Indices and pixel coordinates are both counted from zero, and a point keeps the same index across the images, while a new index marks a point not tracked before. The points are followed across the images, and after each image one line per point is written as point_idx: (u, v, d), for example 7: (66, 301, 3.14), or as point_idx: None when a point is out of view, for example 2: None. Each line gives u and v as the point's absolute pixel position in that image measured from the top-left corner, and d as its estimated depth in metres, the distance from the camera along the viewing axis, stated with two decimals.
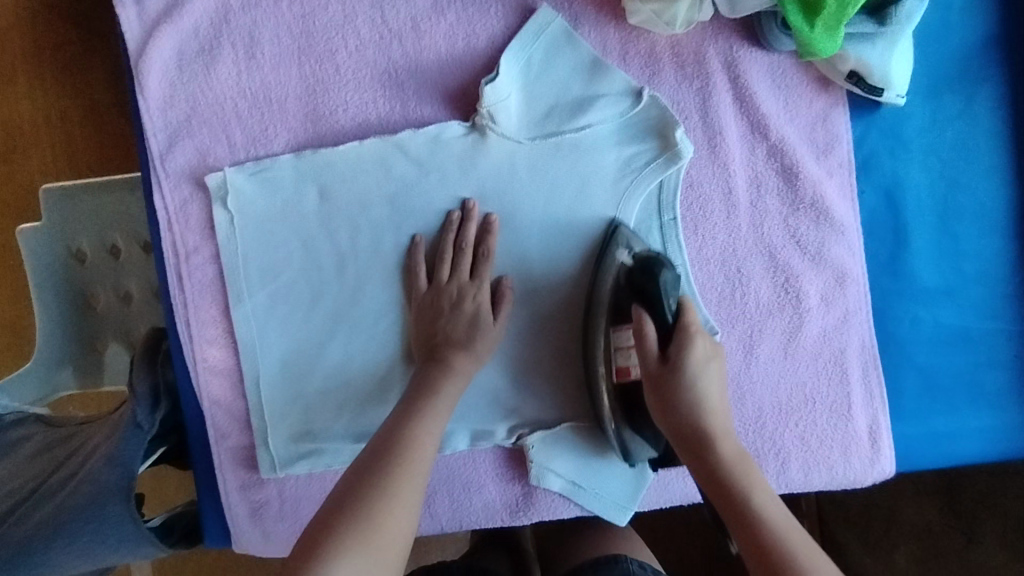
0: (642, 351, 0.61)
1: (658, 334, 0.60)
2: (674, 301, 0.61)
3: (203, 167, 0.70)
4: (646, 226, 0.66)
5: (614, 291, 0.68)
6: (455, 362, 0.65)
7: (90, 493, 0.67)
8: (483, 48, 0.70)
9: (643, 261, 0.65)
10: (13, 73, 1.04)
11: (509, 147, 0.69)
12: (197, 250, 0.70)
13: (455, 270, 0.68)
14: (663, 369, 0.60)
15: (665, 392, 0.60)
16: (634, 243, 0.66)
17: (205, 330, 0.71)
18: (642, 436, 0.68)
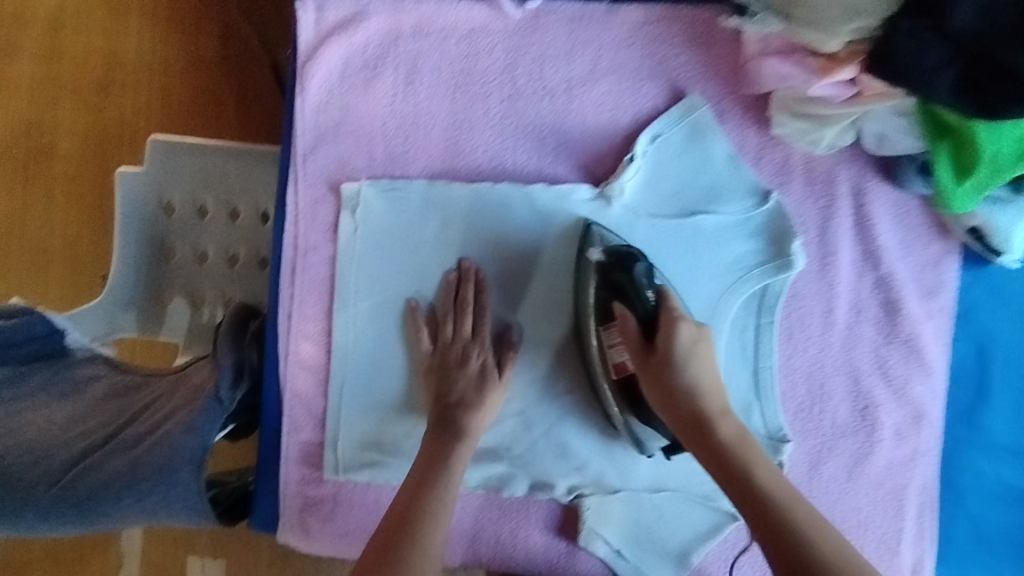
0: (657, 393, 0.62)
1: (668, 378, 0.61)
2: (671, 342, 0.62)
3: (340, 174, 0.73)
4: (624, 269, 0.67)
5: (600, 267, 0.69)
6: (466, 425, 0.66)
7: (165, 457, 0.70)
8: (627, 122, 0.72)
9: (623, 291, 0.66)
10: (133, 15, 1.12)
11: (629, 219, 0.72)
12: (316, 249, 0.73)
13: (459, 328, 0.70)
14: (682, 410, 0.60)
15: (688, 430, 0.60)
16: (610, 278, 0.68)
17: (304, 326, 0.73)
18: (653, 429, 0.68)
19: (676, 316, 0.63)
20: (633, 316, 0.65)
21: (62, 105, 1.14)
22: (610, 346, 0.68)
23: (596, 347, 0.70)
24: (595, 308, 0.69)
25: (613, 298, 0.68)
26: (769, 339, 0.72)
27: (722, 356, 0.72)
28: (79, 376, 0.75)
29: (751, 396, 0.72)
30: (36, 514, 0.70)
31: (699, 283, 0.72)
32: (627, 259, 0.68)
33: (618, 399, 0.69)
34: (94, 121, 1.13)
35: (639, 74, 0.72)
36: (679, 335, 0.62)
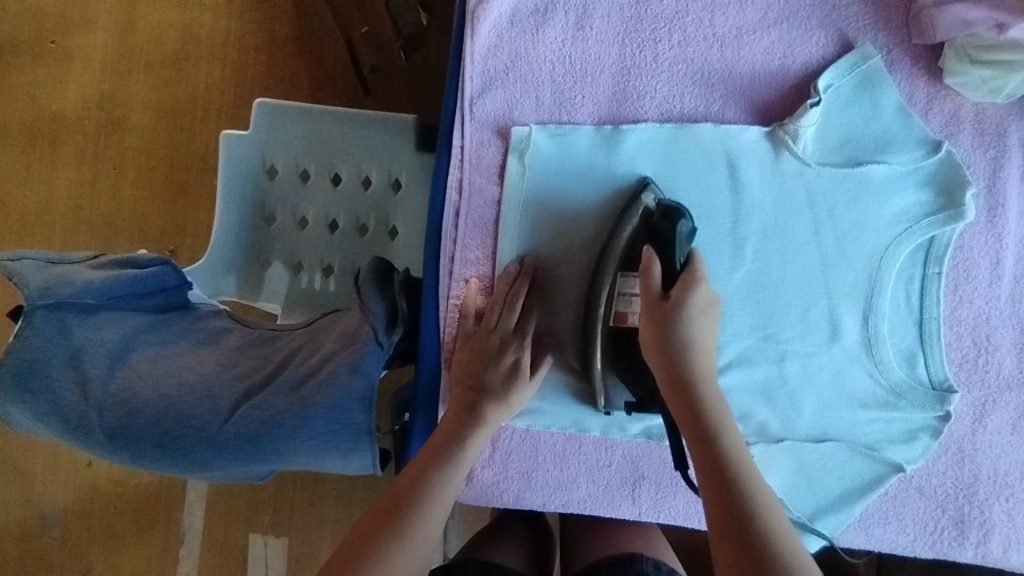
0: (655, 349, 0.64)
1: (668, 327, 0.63)
2: (688, 295, 0.63)
3: (508, 119, 0.73)
4: (667, 218, 0.67)
5: (624, 252, 0.69)
6: (486, 412, 0.66)
7: (334, 398, 0.69)
8: (796, 72, 0.72)
9: (660, 239, 0.67)
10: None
11: (799, 166, 0.71)
12: (480, 192, 0.73)
13: (506, 315, 0.69)
14: (675, 369, 0.62)
15: (676, 395, 0.62)
16: (652, 227, 0.68)
17: (466, 270, 0.73)
18: (625, 385, 0.70)
19: (701, 278, 0.64)
20: (658, 260, 0.65)
21: (166, 92, 1.34)
22: (623, 292, 0.68)
23: (601, 337, 0.69)
24: (625, 244, 0.69)
25: (645, 240, 0.68)
26: (936, 289, 0.72)
27: (888, 306, 0.72)
28: (209, 328, 0.81)
29: (915, 346, 0.72)
30: (210, 450, 0.70)
31: (865, 231, 0.72)
32: (672, 211, 0.68)
33: (604, 354, 0.69)
34: (184, 110, 1.33)
35: (810, 23, 0.72)
36: (697, 292, 0.63)
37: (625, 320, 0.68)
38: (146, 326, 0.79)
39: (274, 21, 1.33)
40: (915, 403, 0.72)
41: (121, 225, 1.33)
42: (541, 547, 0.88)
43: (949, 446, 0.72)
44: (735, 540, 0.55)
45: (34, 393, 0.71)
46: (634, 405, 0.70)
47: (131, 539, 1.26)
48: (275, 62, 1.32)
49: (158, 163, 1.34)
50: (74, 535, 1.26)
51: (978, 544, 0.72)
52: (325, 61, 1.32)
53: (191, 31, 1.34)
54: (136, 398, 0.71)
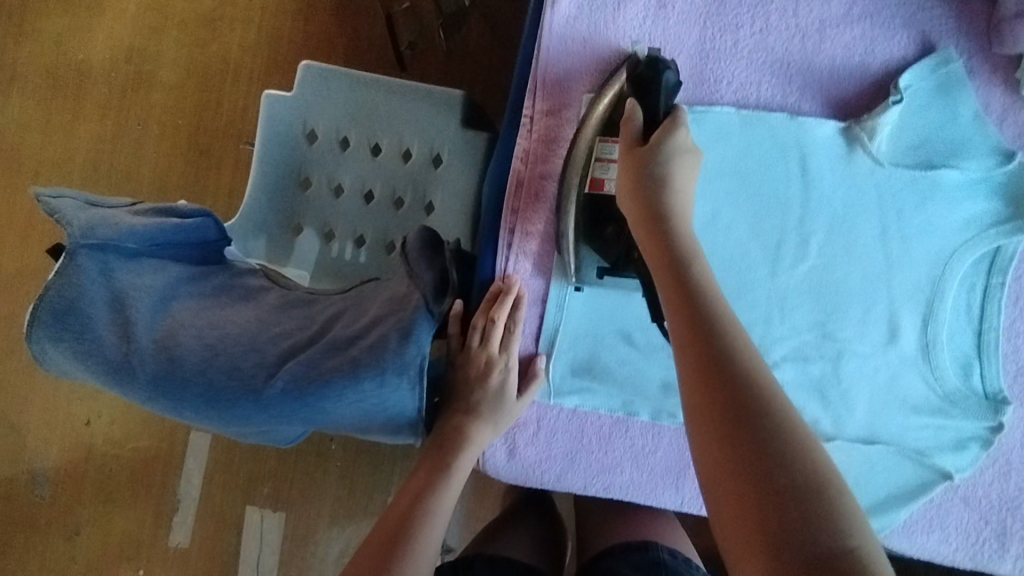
0: (629, 185, 0.61)
1: (646, 166, 0.61)
2: (665, 138, 0.62)
3: (581, 92, 0.71)
4: (652, 69, 0.65)
5: (603, 120, 0.68)
6: (472, 434, 0.69)
7: (383, 359, 0.67)
8: (876, 70, 0.71)
9: (641, 87, 0.65)
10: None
11: (871, 165, 0.71)
12: (547, 165, 0.72)
13: (485, 340, 0.68)
14: (651, 203, 0.60)
15: (657, 264, 0.58)
16: (635, 80, 0.66)
17: (525, 243, 0.72)
18: (597, 249, 0.68)
19: (682, 124, 0.63)
20: (640, 112, 0.64)
21: (198, 51, 1.31)
22: (600, 157, 0.67)
23: (573, 224, 0.68)
24: (601, 118, 0.68)
25: (630, 96, 0.66)
26: (999, 299, 0.71)
27: (948, 313, 0.72)
28: (247, 285, 0.81)
29: (972, 355, 0.72)
30: (255, 405, 0.67)
31: (932, 235, 0.71)
32: (659, 63, 0.65)
33: (576, 228, 0.68)
34: (216, 71, 1.31)
35: (893, 22, 0.71)
36: (676, 135, 0.61)
37: (601, 187, 0.67)
38: (186, 277, 0.78)
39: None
40: (968, 412, 0.71)
41: (141, 182, 1.30)
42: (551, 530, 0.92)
43: (998, 458, 0.72)
44: (717, 406, 0.49)
45: (76, 333, 0.69)
46: (605, 269, 0.70)
47: (124, 502, 1.23)
48: (315, 28, 1.30)
49: (184, 121, 1.31)
50: (65, 495, 1.23)
51: (1018, 557, 0.72)
52: (366, 31, 1.30)
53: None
54: (178, 345, 0.69)
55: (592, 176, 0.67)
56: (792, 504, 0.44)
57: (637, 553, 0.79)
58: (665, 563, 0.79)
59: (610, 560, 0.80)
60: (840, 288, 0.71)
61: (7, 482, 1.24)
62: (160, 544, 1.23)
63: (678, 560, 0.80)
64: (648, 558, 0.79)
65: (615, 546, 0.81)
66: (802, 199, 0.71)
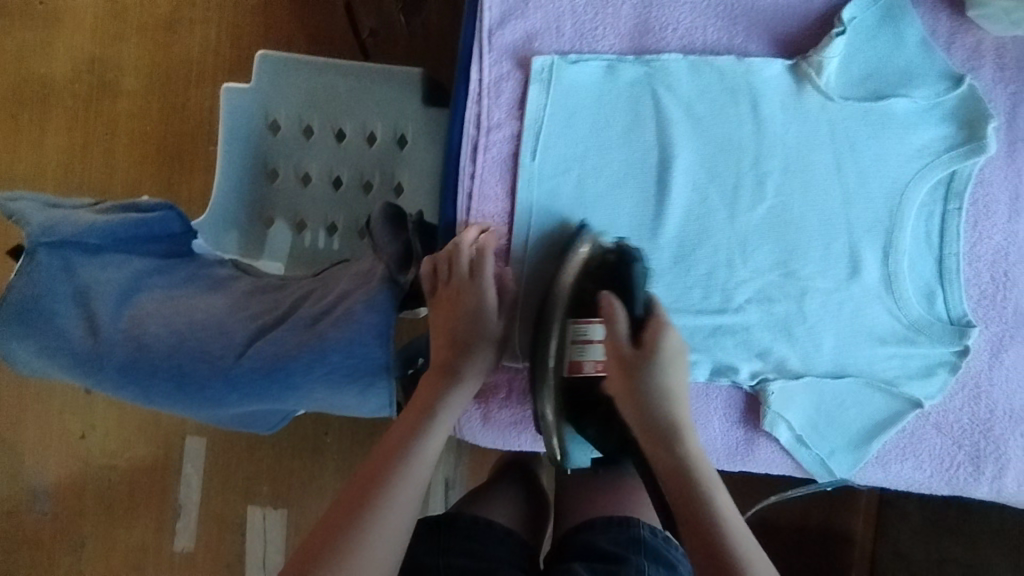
0: (626, 391, 0.67)
1: (643, 378, 0.66)
2: (655, 338, 0.67)
3: (527, 51, 0.71)
4: (627, 267, 0.69)
5: (574, 297, 0.69)
6: (464, 372, 0.68)
7: (350, 331, 0.68)
8: (820, 5, 0.71)
9: (620, 286, 0.69)
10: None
11: (821, 101, 0.71)
12: (499, 126, 0.71)
13: (476, 270, 0.68)
14: (648, 416, 0.66)
15: (651, 437, 0.65)
16: (611, 271, 0.69)
17: (484, 207, 0.72)
18: (586, 436, 0.73)
19: (665, 321, 0.68)
20: (619, 304, 0.68)
21: (162, 52, 1.31)
22: (574, 339, 0.69)
23: (552, 406, 0.69)
24: (568, 293, 0.68)
25: (603, 288, 0.69)
26: (957, 224, 0.72)
27: (908, 242, 0.72)
28: (217, 275, 0.80)
29: (934, 282, 0.72)
30: (223, 384, 0.68)
31: (887, 166, 0.71)
32: (630, 256, 0.69)
33: (557, 406, 0.69)
34: (180, 72, 1.30)
35: None
36: (667, 331, 0.67)
37: (580, 368, 0.69)
38: (153, 269, 0.76)
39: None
40: (934, 339, 0.72)
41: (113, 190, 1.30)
42: (534, 496, 0.90)
43: (966, 381, 0.73)
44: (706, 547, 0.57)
45: (42, 327, 0.70)
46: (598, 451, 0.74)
47: (126, 511, 1.23)
48: (273, 20, 1.29)
49: (151, 125, 1.30)
50: (67, 509, 1.24)
51: (994, 479, 0.73)
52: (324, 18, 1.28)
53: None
54: (145, 334, 0.69)
55: (569, 359, 0.69)
56: None
57: (617, 529, 0.77)
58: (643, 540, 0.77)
59: (590, 534, 0.77)
60: (799, 227, 0.72)
61: (9, 499, 1.24)
62: (165, 550, 1.24)
63: (657, 537, 0.78)
64: (628, 534, 0.76)
65: (596, 519, 0.78)
66: (755, 139, 0.71)
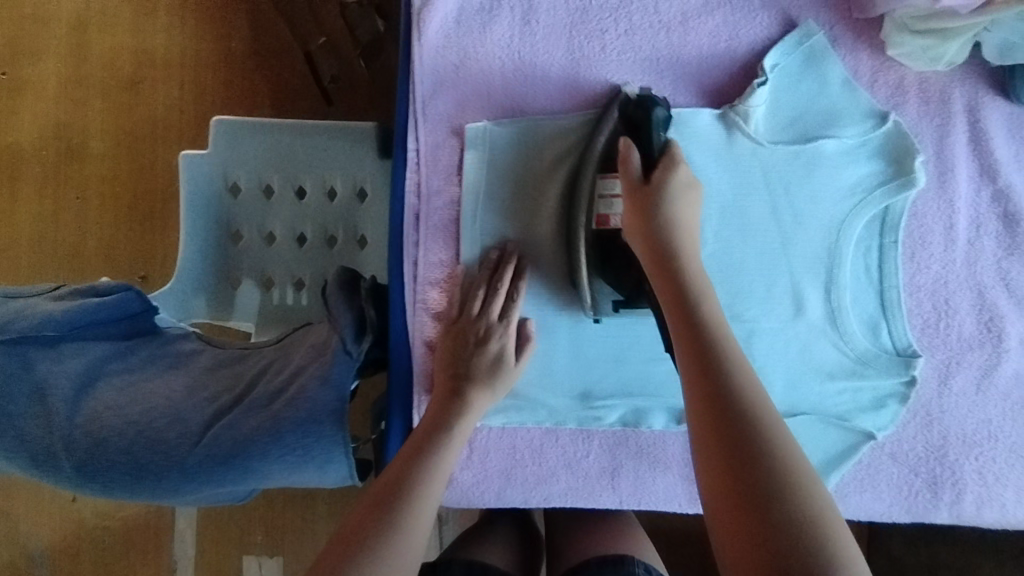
0: (637, 228, 0.64)
1: (653, 205, 0.63)
2: (668, 176, 0.64)
3: (461, 118, 0.73)
4: (643, 110, 0.68)
5: (605, 153, 0.70)
6: (470, 396, 0.66)
7: (305, 409, 0.69)
8: (743, 53, 0.73)
9: (635, 127, 0.68)
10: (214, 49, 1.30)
11: (752, 146, 0.72)
12: (440, 194, 0.73)
13: (486, 309, 0.69)
14: (661, 246, 0.63)
15: (661, 272, 0.62)
16: (628, 117, 0.69)
17: (430, 273, 0.73)
18: (610, 284, 0.70)
19: (680, 160, 0.65)
20: (636, 147, 0.66)
21: (125, 115, 1.31)
22: (601, 194, 0.69)
23: (585, 258, 0.69)
24: (602, 149, 0.69)
25: (622, 135, 0.69)
26: (894, 257, 0.73)
27: (848, 277, 0.73)
28: (179, 352, 0.79)
29: (877, 315, 0.73)
30: (182, 474, 0.69)
31: (821, 205, 0.73)
32: (650, 102, 0.68)
33: (589, 258, 0.69)
34: (144, 133, 1.31)
35: (752, 4, 0.72)
36: (676, 173, 0.64)
37: (607, 222, 0.69)
38: (111, 354, 0.77)
39: (228, 36, 1.30)
40: (881, 371, 0.73)
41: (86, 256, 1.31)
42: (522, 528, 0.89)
43: (918, 410, 0.74)
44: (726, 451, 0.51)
45: (4, 428, 0.72)
46: (619, 301, 0.71)
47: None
48: (232, 78, 1.29)
49: (121, 189, 1.31)
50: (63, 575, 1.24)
51: (952, 504, 0.74)
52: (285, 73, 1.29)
53: (147, 53, 1.31)
54: (103, 427, 0.70)
55: (596, 214, 0.69)
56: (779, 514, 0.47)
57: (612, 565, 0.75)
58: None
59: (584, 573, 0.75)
60: (740, 271, 0.73)
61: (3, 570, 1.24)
62: None
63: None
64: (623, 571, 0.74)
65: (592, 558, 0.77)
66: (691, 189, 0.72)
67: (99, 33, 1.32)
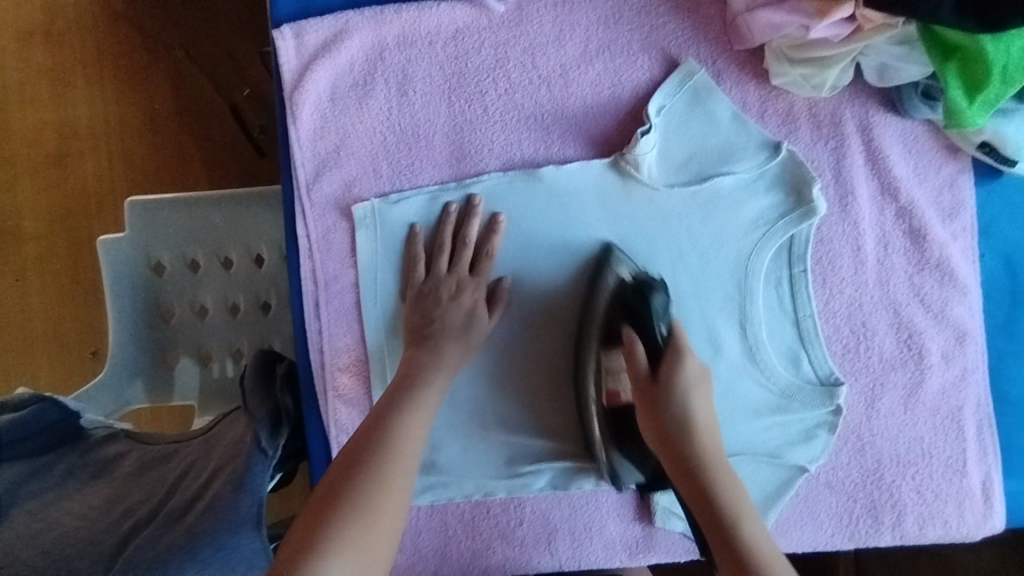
0: (648, 414, 0.64)
1: (665, 406, 0.63)
2: (676, 373, 0.64)
3: (349, 198, 0.71)
4: (642, 298, 0.69)
5: (606, 314, 0.70)
6: (446, 352, 0.66)
7: (218, 519, 0.66)
8: (627, 97, 0.72)
9: (634, 313, 0.69)
10: (135, 112, 1.19)
11: (648, 193, 0.71)
12: (337, 277, 0.71)
13: (455, 262, 0.69)
14: (667, 431, 0.63)
15: (669, 452, 0.63)
16: (626, 304, 0.69)
17: (338, 359, 0.71)
18: (634, 465, 0.71)
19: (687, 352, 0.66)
20: (641, 341, 0.67)
21: (55, 193, 1.20)
22: (609, 368, 0.70)
23: (600, 433, 0.71)
24: (601, 320, 0.70)
25: (623, 319, 0.69)
26: (805, 286, 0.72)
27: (762, 311, 0.72)
28: (101, 460, 0.81)
29: (796, 345, 0.72)
30: None
31: (724, 243, 0.71)
32: (648, 288, 0.70)
33: (603, 434, 0.71)
34: (77, 211, 1.20)
35: (630, 48, 0.71)
36: (686, 366, 0.65)
37: (619, 398, 0.70)
38: (31, 472, 0.77)
39: (151, 97, 1.20)
40: (806, 403, 0.72)
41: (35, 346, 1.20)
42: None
43: (849, 435, 0.72)
44: None
45: None
46: (643, 481, 0.72)
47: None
48: (161, 141, 1.19)
49: (61, 268, 1.21)
50: None
51: (894, 526, 0.73)
52: (215, 134, 1.20)
53: (69, 124, 1.20)
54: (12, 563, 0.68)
55: (606, 388, 0.71)
56: None
57: None
58: None
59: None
60: None
61: None
62: None
63: None
64: None
65: None
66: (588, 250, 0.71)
67: (20, 106, 1.20)
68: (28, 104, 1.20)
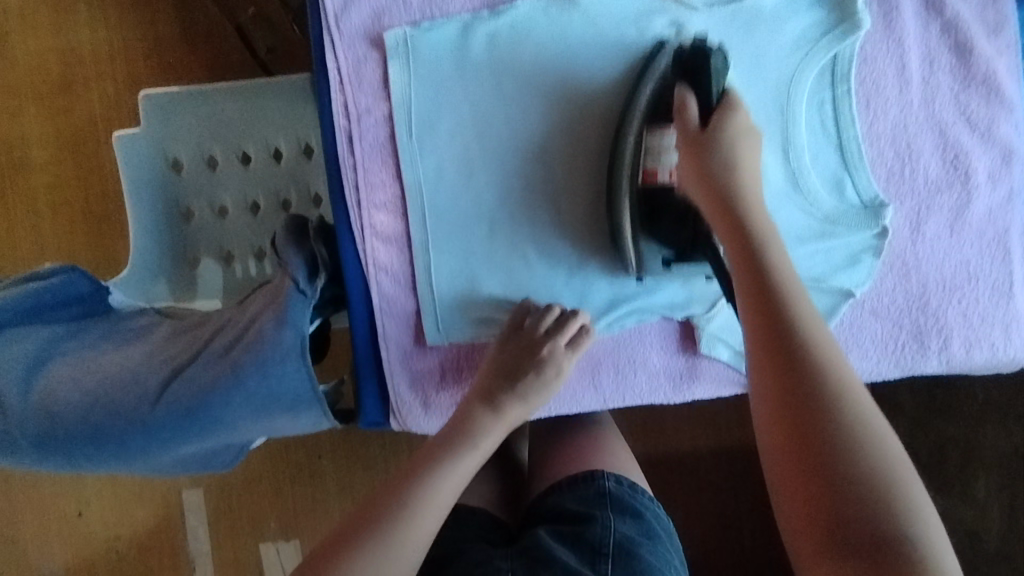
0: (693, 172, 0.63)
1: (711, 150, 0.62)
2: (726, 123, 0.63)
3: (379, 28, 0.69)
4: (700, 58, 0.65)
5: (651, 105, 0.67)
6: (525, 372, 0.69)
7: (264, 352, 0.66)
8: None
9: (693, 76, 0.65)
10: (137, 30, 1.15)
11: (687, 14, 0.69)
12: (370, 111, 0.69)
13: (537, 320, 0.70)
14: (718, 190, 0.61)
15: (723, 214, 0.61)
16: (679, 89, 0.66)
17: (374, 196, 0.70)
18: (660, 242, 0.68)
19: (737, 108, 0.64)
20: (693, 97, 0.65)
21: (61, 119, 1.16)
22: (649, 146, 0.67)
23: (630, 216, 0.68)
24: (647, 100, 0.67)
25: (677, 82, 0.66)
26: (849, 107, 0.70)
27: (805, 135, 0.70)
28: (137, 325, 0.76)
29: (840, 170, 0.71)
30: (145, 434, 0.67)
31: (767, 65, 0.69)
32: (706, 49, 0.65)
33: (634, 216, 0.68)
34: (85, 135, 1.16)
35: None
36: (735, 119, 0.63)
37: (655, 177, 0.67)
38: (62, 335, 0.74)
39: (154, 15, 1.15)
40: (851, 226, 0.71)
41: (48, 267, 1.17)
42: (513, 481, 0.86)
43: (893, 261, 0.71)
44: (785, 370, 0.52)
45: None
46: (672, 259, 0.69)
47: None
48: (161, 47, 1.15)
49: (71, 189, 1.16)
50: None
51: (940, 352, 0.72)
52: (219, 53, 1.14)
53: (72, 50, 1.15)
54: (58, 406, 0.68)
55: (643, 168, 0.67)
56: (826, 430, 0.49)
57: (581, 487, 0.75)
58: (609, 492, 0.74)
59: (553, 496, 0.75)
60: None
61: None
62: None
63: (623, 486, 0.75)
64: (592, 491, 0.74)
65: (561, 481, 0.77)
66: (621, 58, 0.70)
67: (17, 16, 1.15)
68: (25, 14, 1.15)
